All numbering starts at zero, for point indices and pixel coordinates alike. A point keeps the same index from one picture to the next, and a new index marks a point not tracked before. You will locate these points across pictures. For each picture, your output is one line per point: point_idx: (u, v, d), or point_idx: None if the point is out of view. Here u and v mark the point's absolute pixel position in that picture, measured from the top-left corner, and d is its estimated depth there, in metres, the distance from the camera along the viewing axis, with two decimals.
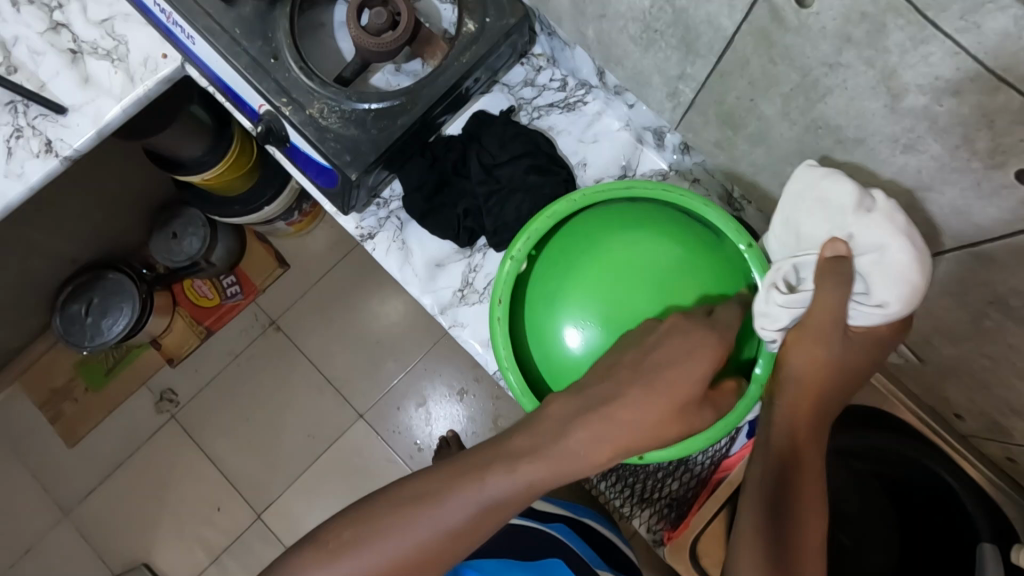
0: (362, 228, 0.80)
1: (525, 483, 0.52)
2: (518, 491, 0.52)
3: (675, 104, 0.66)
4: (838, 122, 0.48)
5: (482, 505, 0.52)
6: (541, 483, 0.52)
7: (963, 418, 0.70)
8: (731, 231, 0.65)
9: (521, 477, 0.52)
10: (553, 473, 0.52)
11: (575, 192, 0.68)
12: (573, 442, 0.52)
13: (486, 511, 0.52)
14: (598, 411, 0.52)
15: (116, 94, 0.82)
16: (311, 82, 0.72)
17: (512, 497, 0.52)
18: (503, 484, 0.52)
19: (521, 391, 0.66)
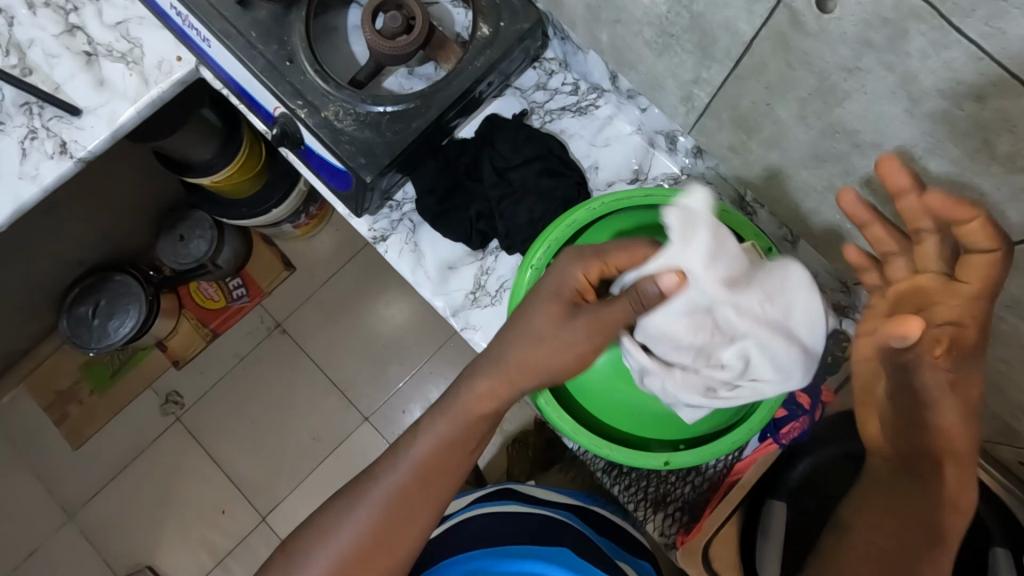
0: (375, 230, 0.81)
1: (444, 437, 0.61)
2: (432, 447, 0.61)
3: (689, 108, 0.66)
4: (855, 126, 0.49)
5: (417, 466, 0.61)
6: (453, 435, 0.61)
7: None
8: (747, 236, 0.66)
9: (439, 433, 0.61)
10: (459, 424, 0.62)
11: (593, 200, 0.68)
12: (464, 392, 0.62)
13: (422, 470, 0.61)
14: (487, 359, 0.61)
15: (130, 96, 0.82)
16: (325, 86, 0.72)
17: (428, 455, 0.61)
18: (422, 443, 0.62)
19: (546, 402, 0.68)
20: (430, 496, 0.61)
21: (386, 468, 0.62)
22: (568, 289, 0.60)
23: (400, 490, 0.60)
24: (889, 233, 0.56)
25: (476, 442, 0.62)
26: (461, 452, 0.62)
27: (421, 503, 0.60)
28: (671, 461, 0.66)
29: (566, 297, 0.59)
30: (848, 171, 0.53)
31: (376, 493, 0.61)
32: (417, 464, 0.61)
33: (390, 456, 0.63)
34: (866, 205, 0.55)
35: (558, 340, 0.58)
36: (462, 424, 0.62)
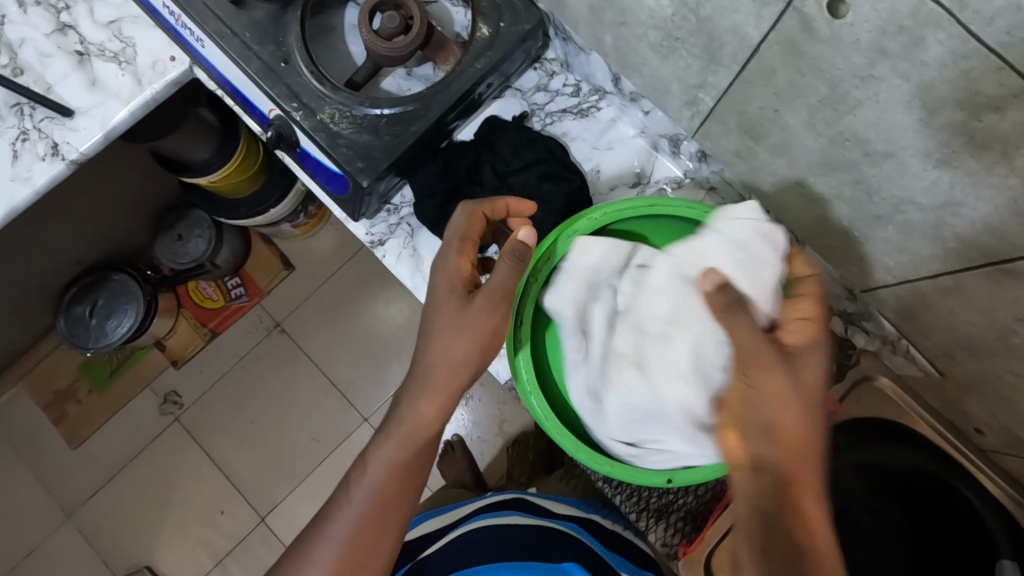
0: (373, 234, 0.79)
1: (388, 463, 0.62)
2: (383, 473, 0.62)
3: (694, 112, 0.65)
4: (866, 134, 0.47)
5: (370, 494, 0.62)
6: (400, 460, 0.62)
7: (982, 433, 0.68)
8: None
9: (384, 459, 0.62)
10: (402, 449, 0.62)
11: (596, 209, 0.67)
12: (406, 416, 0.62)
13: (374, 497, 0.62)
14: (415, 380, 0.62)
15: (123, 97, 0.81)
16: (322, 87, 0.70)
17: (382, 481, 0.62)
18: (372, 472, 0.62)
19: (545, 415, 0.65)
20: (388, 521, 0.62)
21: (344, 501, 0.62)
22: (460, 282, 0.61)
23: (362, 521, 0.61)
24: (900, 243, 0.54)
25: (420, 465, 0.63)
26: (410, 474, 0.62)
27: (384, 527, 0.61)
28: (674, 479, 0.63)
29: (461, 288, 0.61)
30: (858, 179, 0.52)
31: (337, 528, 0.61)
32: (372, 494, 0.62)
33: (346, 487, 0.63)
34: (876, 214, 0.54)
35: (471, 331, 0.59)
36: (405, 447, 0.62)
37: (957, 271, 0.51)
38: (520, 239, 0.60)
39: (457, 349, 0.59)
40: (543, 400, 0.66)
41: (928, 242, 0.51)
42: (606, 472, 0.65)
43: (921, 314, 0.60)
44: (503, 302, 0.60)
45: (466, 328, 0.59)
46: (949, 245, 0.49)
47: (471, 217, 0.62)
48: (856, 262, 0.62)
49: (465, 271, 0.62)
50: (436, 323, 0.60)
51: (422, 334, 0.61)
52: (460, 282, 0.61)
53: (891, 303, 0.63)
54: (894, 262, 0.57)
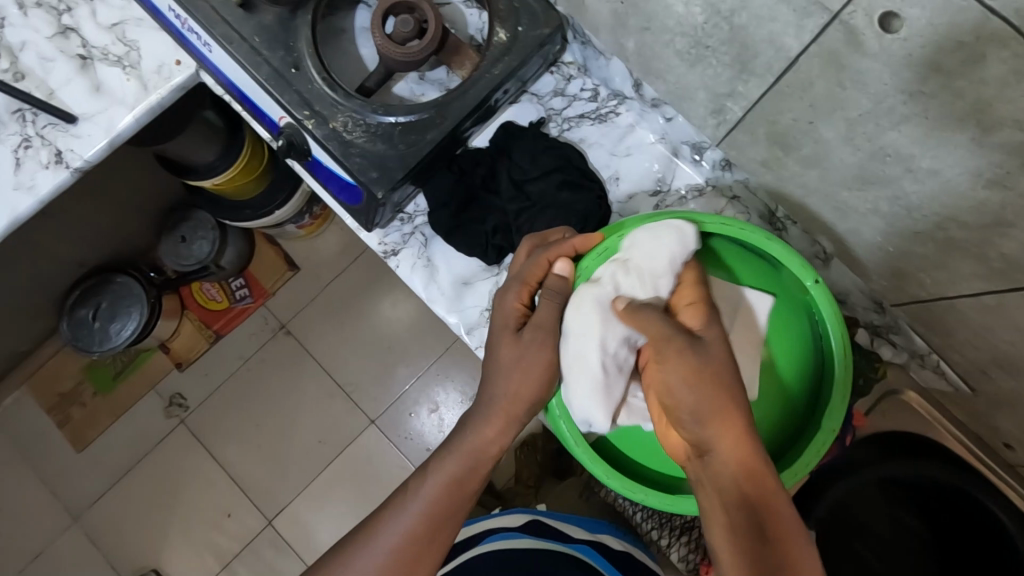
0: (386, 244, 0.77)
1: (446, 477, 0.60)
2: (437, 490, 0.60)
3: (720, 121, 0.63)
4: (909, 150, 0.45)
5: (422, 507, 0.59)
6: (457, 478, 0.60)
7: (1013, 448, 0.67)
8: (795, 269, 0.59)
9: (442, 472, 0.60)
10: (460, 464, 0.60)
11: (628, 223, 0.61)
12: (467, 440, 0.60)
13: (426, 512, 0.59)
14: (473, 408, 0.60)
15: (129, 103, 0.78)
16: (334, 94, 0.68)
17: (435, 498, 0.60)
18: (425, 487, 0.60)
19: (575, 441, 0.60)
20: (438, 541, 0.59)
21: (391, 515, 0.60)
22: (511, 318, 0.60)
23: (410, 539, 0.58)
24: (939, 260, 0.52)
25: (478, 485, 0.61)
26: (467, 494, 0.60)
27: (430, 547, 0.59)
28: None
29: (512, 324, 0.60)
30: (897, 195, 0.50)
31: (382, 541, 0.59)
32: (423, 510, 0.59)
33: (396, 500, 0.61)
34: (913, 230, 0.52)
35: (528, 364, 0.58)
36: (464, 464, 0.60)
37: (1000, 290, 0.49)
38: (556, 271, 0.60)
39: (512, 384, 0.58)
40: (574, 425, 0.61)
41: (970, 260, 0.49)
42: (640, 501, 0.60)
43: (956, 330, 0.58)
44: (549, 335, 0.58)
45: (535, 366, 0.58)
46: (993, 264, 0.48)
47: (536, 263, 0.60)
48: (888, 276, 0.60)
49: (519, 304, 0.61)
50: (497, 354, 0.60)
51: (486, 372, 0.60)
52: (512, 315, 0.60)
53: (923, 317, 0.61)
54: (931, 278, 0.55)
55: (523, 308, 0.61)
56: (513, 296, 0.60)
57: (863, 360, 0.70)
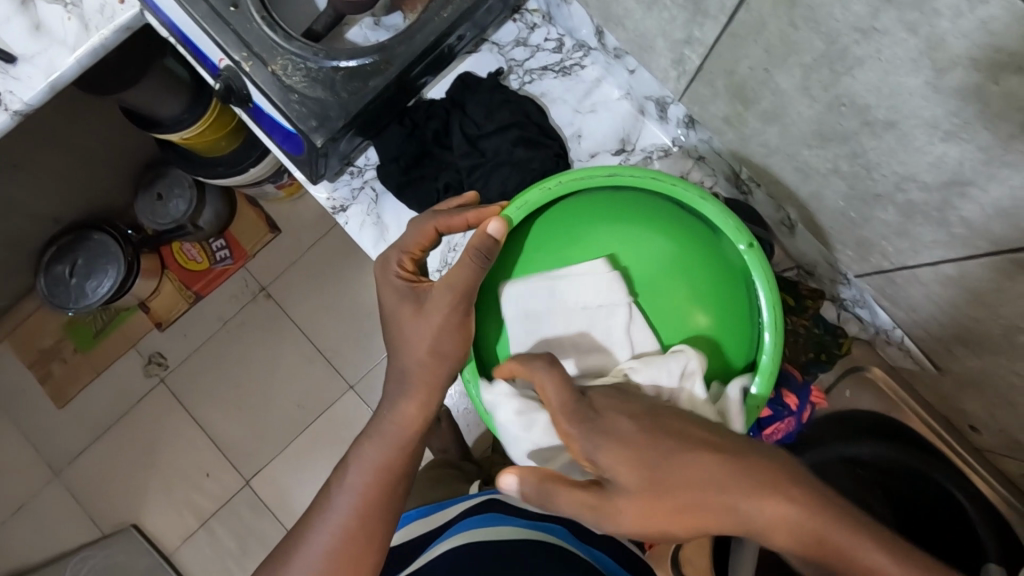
0: (335, 200, 0.74)
1: (374, 467, 0.56)
2: (366, 479, 0.56)
3: (680, 72, 0.58)
4: (867, 100, 0.41)
5: (353, 499, 0.55)
6: (386, 461, 0.56)
7: (978, 431, 0.63)
8: (730, 231, 0.56)
9: (369, 461, 0.56)
10: (388, 449, 0.56)
11: (555, 177, 0.57)
12: (405, 412, 0.57)
13: (357, 503, 0.55)
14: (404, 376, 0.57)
15: (70, 43, 0.75)
16: (274, 35, 0.64)
17: (365, 487, 0.56)
18: (354, 476, 0.56)
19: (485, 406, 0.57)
20: (376, 529, 0.56)
21: (321, 513, 0.56)
22: (403, 282, 0.56)
23: (343, 534, 0.54)
24: (900, 226, 0.48)
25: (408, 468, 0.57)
26: (399, 477, 0.57)
27: (370, 538, 0.55)
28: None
29: (407, 288, 0.55)
30: (856, 153, 0.46)
31: (316, 541, 0.55)
32: (354, 502, 0.55)
33: (324, 498, 0.57)
34: (875, 192, 0.48)
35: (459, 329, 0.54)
36: (391, 444, 0.56)
37: (961, 259, 0.45)
38: (491, 233, 0.52)
39: (446, 350, 0.54)
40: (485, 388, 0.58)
41: (931, 225, 0.45)
42: None
43: (918, 303, 0.54)
44: (454, 295, 0.53)
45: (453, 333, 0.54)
46: (955, 230, 0.44)
47: (421, 231, 0.57)
48: (851, 244, 0.56)
49: (404, 269, 0.57)
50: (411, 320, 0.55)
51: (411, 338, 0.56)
52: (396, 280, 0.56)
53: (886, 290, 0.57)
54: (895, 247, 0.51)
55: (410, 274, 0.57)
56: (395, 266, 0.57)
57: (828, 334, 0.66)
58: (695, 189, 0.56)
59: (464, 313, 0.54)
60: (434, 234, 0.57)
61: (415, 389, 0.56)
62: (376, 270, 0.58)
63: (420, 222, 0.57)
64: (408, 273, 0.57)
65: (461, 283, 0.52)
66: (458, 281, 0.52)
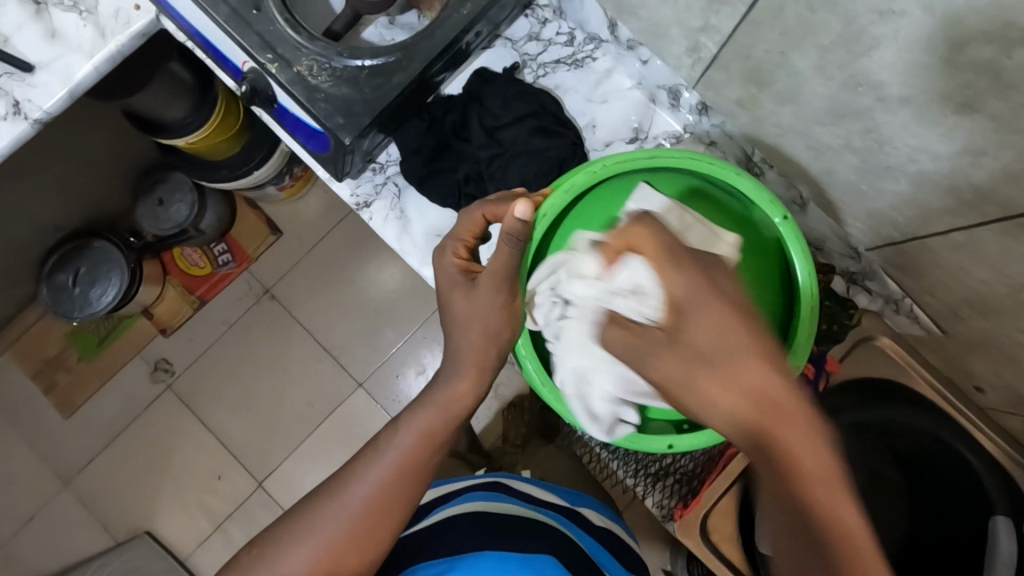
0: (358, 196, 0.76)
1: (421, 431, 0.58)
2: (411, 443, 0.58)
3: (695, 59, 0.62)
4: (883, 79, 0.44)
5: (396, 460, 0.58)
6: (431, 427, 0.59)
7: (983, 391, 0.68)
8: (764, 204, 0.58)
9: (416, 425, 0.59)
10: (435, 414, 0.59)
11: (597, 160, 0.60)
12: (448, 398, 0.59)
13: (401, 465, 0.57)
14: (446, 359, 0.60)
15: (86, 50, 0.75)
16: (297, 36, 0.65)
17: (408, 450, 0.58)
18: (401, 436, 0.59)
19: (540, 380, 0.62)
20: (407, 498, 0.58)
21: (368, 464, 0.58)
22: (455, 270, 0.59)
23: (383, 489, 0.57)
24: (915, 198, 0.51)
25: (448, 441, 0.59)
26: (442, 444, 0.59)
27: (399, 502, 0.57)
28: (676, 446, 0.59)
29: (460, 276, 0.59)
30: (870, 129, 0.49)
31: (354, 493, 0.57)
32: (399, 463, 0.58)
33: (372, 449, 0.59)
34: (887, 166, 0.51)
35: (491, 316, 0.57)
36: (443, 415, 0.59)
37: (970, 225, 0.48)
38: (519, 217, 0.52)
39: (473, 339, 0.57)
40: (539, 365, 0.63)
41: (943, 194, 0.48)
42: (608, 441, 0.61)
43: (927, 272, 0.58)
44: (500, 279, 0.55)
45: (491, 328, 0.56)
46: (964, 198, 0.47)
47: (471, 219, 0.59)
48: (862, 217, 0.60)
49: (459, 256, 0.60)
50: (458, 309, 0.59)
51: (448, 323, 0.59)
52: (450, 266, 0.59)
53: (898, 262, 0.61)
54: (905, 218, 0.54)
55: (464, 260, 0.60)
56: (451, 254, 0.59)
57: (838, 305, 0.70)
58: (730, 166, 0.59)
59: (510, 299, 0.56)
60: (485, 222, 0.59)
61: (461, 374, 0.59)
62: (433, 257, 0.60)
63: (472, 209, 0.59)
64: (462, 260, 0.60)
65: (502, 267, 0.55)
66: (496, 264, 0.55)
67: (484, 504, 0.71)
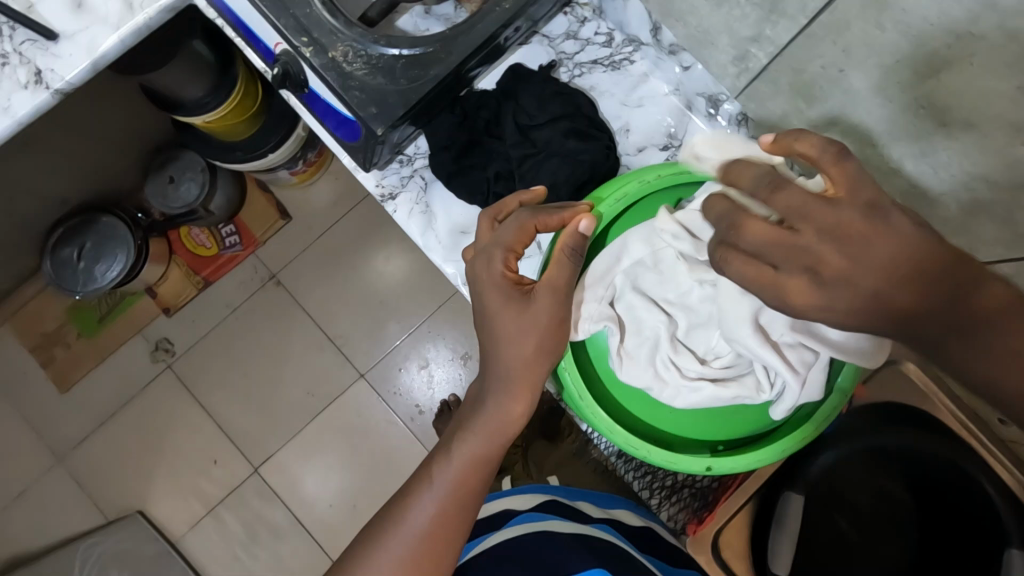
0: (383, 187, 0.74)
1: (468, 459, 0.58)
2: (460, 470, 0.57)
3: (741, 70, 0.60)
4: (947, 102, 0.43)
5: (449, 491, 0.57)
6: (479, 452, 0.57)
7: (1007, 423, 0.67)
8: None
9: (463, 454, 0.58)
10: (482, 440, 0.57)
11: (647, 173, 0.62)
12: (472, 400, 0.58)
13: (453, 495, 0.57)
14: None
15: (114, 22, 0.73)
16: (334, 21, 0.64)
17: (459, 477, 0.57)
18: (450, 466, 0.58)
19: (578, 393, 0.61)
20: (464, 523, 0.57)
21: (420, 492, 0.58)
22: (503, 279, 0.56)
23: (440, 519, 0.57)
24: (962, 225, 0.50)
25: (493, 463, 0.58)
26: (490, 467, 0.58)
27: (457, 530, 0.57)
28: (713, 467, 0.60)
29: (504, 280, 0.56)
30: (924, 152, 0.48)
31: (412, 526, 0.56)
32: (449, 492, 0.57)
33: (421, 480, 0.58)
34: (938, 191, 0.50)
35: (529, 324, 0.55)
36: (493, 437, 0.58)
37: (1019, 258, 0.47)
38: (583, 230, 0.56)
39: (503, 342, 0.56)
40: (576, 374, 0.61)
41: (994, 224, 0.47)
42: (642, 458, 0.60)
43: None
44: (554, 292, 0.55)
45: (522, 332, 0.55)
46: (1019, 229, 0.46)
47: (519, 228, 0.56)
48: None
49: (509, 268, 0.57)
50: (486, 311, 0.57)
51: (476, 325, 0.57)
52: (505, 282, 0.56)
53: None
54: None
55: (513, 274, 0.57)
56: (502, 265, 0.56)
57: None
58: None
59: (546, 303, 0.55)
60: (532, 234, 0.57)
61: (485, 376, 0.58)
62: (473, 257, 0.58)
63: (518, 218, 0.57)
64: (511, 274, 0.57)
65: (561, 279, 0.56)
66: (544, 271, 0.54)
67: (532, 525, 0.71)
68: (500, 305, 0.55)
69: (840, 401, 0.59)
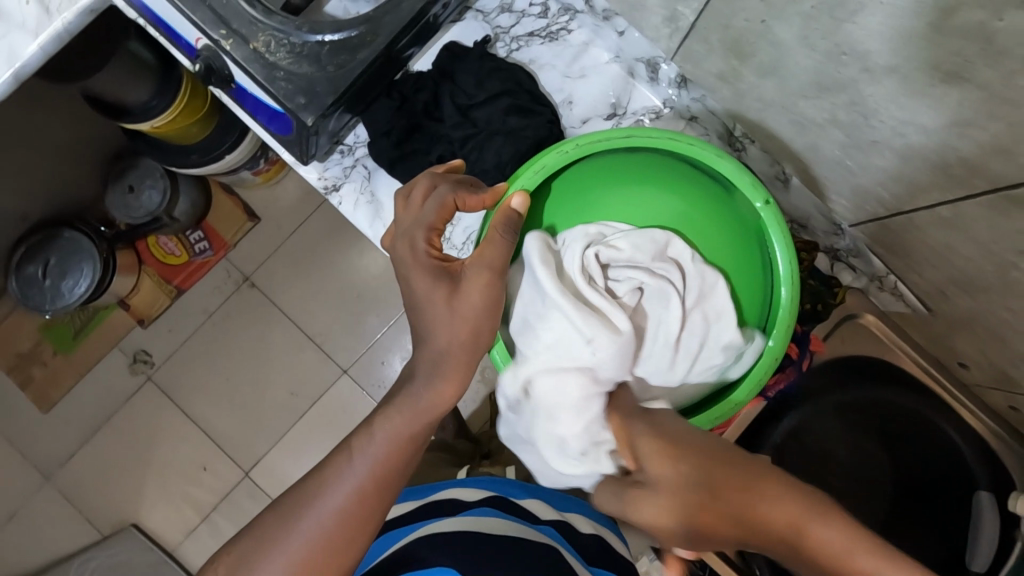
0: (326, 179, 0.73)
1: (394, 438, 0.57)
2: (385, 449, 0.56)
3: (673, 30, 0.60)
4: (866, 45, 0.42)
5: (371, 469, 0.56)
6: (408, 432, 0.57)
7: (966, 368, 0.67)
8: (747, 190, 0.60)
9: (387, 434, 0.57)
10: (407, 421, 0.57)
11: (570, 141, 0.61)
12: (419, 391, 0.56)
13: (376, 474, 0.56)
14: (422, 359, 0.57)
15: (32, 29, 0.71)
16: (253, 10, 0.61)
17: (384, 457, 0.56)
18: (375, 443, 0.57)
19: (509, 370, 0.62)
20: (380, 507, 0.56)
21: (340, 472, 0.56)
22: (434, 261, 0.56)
23: (359, 497, 0.55)
24: (899, 172, 0.50)
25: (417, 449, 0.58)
26: (415, 448, 0.57)
27: (373, 508, 0.56)
28: None
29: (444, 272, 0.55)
30: (855, 101, 0.47)
31: (326, 503, 0.55)
32: (372, 471, 0.56)
33: (342, 458, 0.57)
34: (873, 139, 0.49)
35: (469, 313, 0.54)
36: (418, 427, 0.56)
37: (957, 199, 0.46)
38: (515, 208, 0.57)
39: (449, 334, 0.55)
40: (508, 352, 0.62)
41: (932, 171, 0.46)
42: None
43: (912, 249, 0.57)
44: (492, 271, 0.54)
45: (461, 318, 0.54)
46: (953, 172, 0.45)
47: (440, 204, 0.57)
48: (848, 192, 0.58)
49: (432, 245, 0.57)
50: (426, 306, 0.55)
51: (421, 317, 0.56)
52: (431, 261, 0.56)
53: (880, 236, 0.60)
54: (891, 193, 0.53)
55: (437, 251, 0.57)
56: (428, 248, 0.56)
57: (824, 286, 0.70)
58: (709, 148, 0.60)
59: (491, 288, 0.55)
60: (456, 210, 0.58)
61: (424, 363, 0.56)
62: (404, 249, 0.57)
63: (438, 197, 0.57)
64: (437, 252, 0.57)
65: (499, 261, 0.55)
66: (492, 254, 0.55)
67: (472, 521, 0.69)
68: (436, 291, 0.55)
69: (771, 363, 0.61)
